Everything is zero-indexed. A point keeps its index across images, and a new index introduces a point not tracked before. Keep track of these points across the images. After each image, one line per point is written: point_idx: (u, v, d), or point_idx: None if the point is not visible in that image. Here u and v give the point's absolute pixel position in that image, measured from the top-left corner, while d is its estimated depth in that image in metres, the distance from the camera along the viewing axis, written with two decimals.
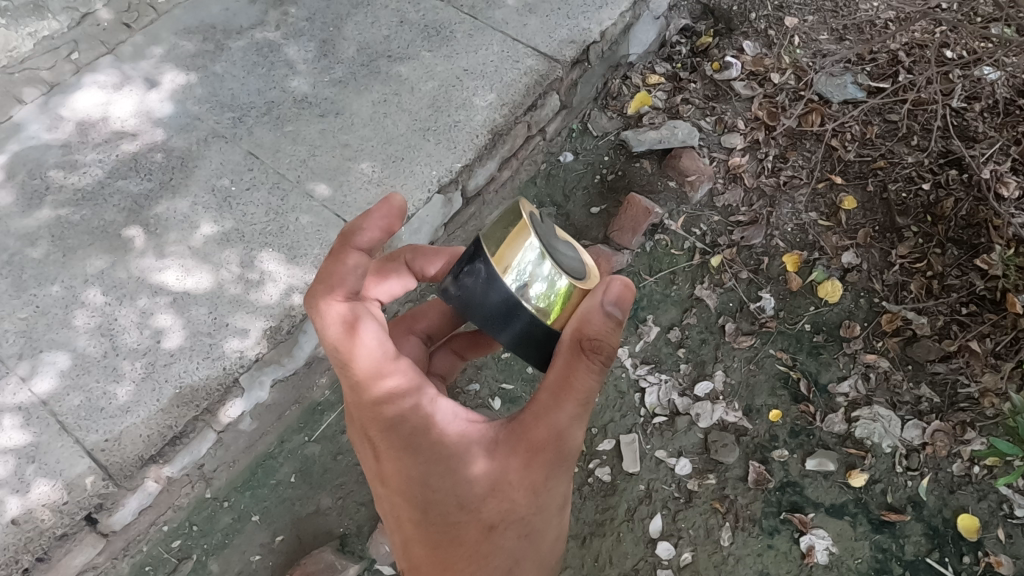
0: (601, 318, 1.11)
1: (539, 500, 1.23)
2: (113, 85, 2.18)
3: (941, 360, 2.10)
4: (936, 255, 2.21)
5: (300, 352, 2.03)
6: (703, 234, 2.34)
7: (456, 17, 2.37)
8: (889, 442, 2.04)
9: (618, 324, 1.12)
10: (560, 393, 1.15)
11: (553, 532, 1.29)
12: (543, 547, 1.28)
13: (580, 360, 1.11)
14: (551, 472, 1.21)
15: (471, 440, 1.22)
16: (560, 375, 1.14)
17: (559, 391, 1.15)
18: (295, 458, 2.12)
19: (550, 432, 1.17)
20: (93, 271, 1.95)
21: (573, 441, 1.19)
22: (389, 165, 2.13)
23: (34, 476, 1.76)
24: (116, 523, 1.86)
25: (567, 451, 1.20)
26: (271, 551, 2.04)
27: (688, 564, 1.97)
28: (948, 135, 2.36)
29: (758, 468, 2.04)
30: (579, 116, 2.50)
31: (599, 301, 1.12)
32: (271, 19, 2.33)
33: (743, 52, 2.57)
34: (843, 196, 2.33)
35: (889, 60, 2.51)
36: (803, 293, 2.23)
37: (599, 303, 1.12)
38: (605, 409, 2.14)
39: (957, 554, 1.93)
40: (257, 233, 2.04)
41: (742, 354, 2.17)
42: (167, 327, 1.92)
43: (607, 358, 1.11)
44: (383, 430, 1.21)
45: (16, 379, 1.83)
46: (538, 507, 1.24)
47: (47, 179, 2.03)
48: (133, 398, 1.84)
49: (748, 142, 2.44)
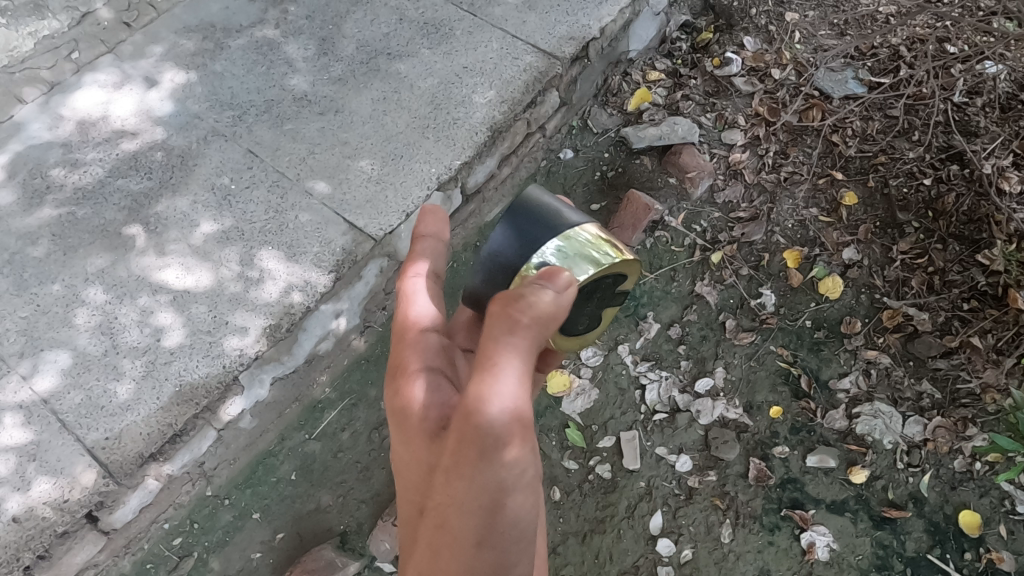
0: (529, 290, 1.08)
1: (451, 515, 1.00)
2: (113, 84, 2.18)
3: (942, 356, 2.09)
4: (937, 250, 2.20)
5: (300, 351, 2.04)
6: (704, 230, 2.33)
7: (456, 14, 2.37)
8: (889, 438, 2.03)
9: (550, 298, 1.09)
10: (479, 368, 1.01)
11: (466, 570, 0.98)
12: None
13: (501, 321, 1.04)
14: (466, 476, 0.99)
15: (415, 419, 1.12)
16: (486, 341, 1.04)
17: (481, 365, 1.01)
18: (296, 456, 2.12)
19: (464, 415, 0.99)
20: (95, 270, 1.95)
21: (492, 437, 0.98)
22: (389, 163, 2.13)
23: (36, 474, 1.76)
24: (117, 521, 1.87)
25: (487, 451, 0.98)
26: (272, 549, 2.04)
27: (688, 561, 1.97)
28: (949, 129, 2.35)
29: (759, 465, 2.03)
30: (579, 113, 2.49)
31: (535, 281, 1.12)
32: (271, 17, 2.33)
33: (744, 47, 2.56)
34: (844, 191, 2.32)
35: (890, 55, 2.50)
36: (803, 289, 2.23)
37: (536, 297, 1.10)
38: (605, 406, 2.14)
39: (959, 550, 1.92)
40: (257, 231, 2.04)
41: (742, 351, 2.17)
42: (168, 325, 1.92)
43: (523, 322, 1.03)
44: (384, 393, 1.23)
45: (17, 378, 1.84)
46: (451, 527, 1.00)
47: (48, 178, 2.04)
48: (133, 397, 1.84)
49: (749, 138, 2.43)
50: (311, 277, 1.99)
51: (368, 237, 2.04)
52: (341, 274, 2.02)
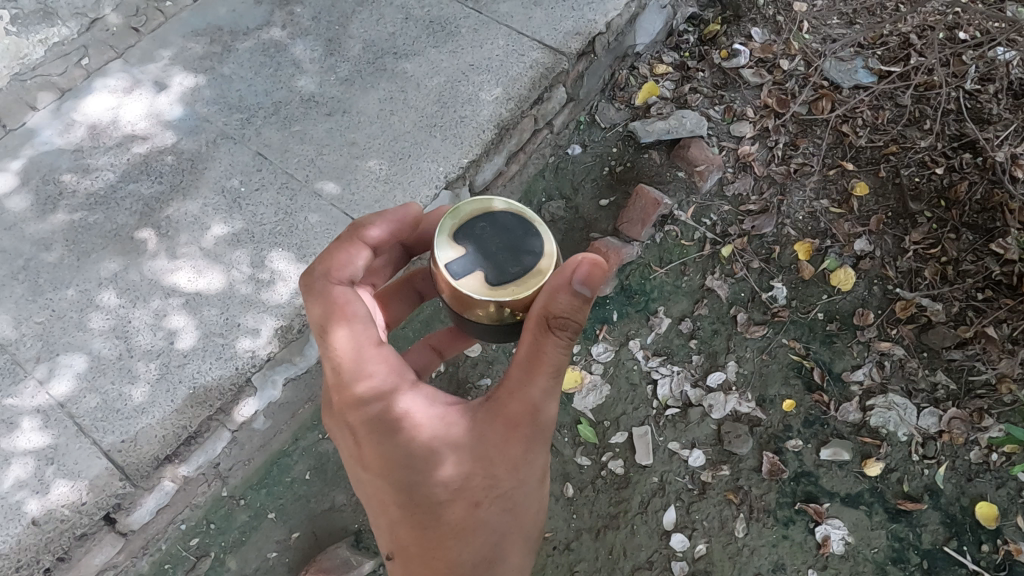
0: (568, 296, 1.06)
1: (524, 470, 1.22)
2: (123, 89, 2.20)
3: (957, 347, 2.07)
4: (950, 240, 2.18)
5: (312, 352, 2.03)
6: (714, 224, 2.31)
7: (461, 12, 2.37)
8: (904, 430, 2.02)
9: (586, 301, 1.07)
10: (532, 369, 1.13)
11: (536, 507, 1.29)
12: (532, 513, 1.28)
13: (548, 336, 1.08)
14: (532, 446, 1.20)
15: (513, 421, 1.18)
16: (530, 348, 1.11)
17: (530, 364, 1.13)
18: (310, 455, 2.13)
19: (525, 407, 1.16)
20: (107, 274, 1.97)
21: (550, 412, 1.18)
22: (397, 162, 2.14)
23: (54, 477, 1.79)
24: (134, 522, 1.88)
25: (544, 423, 1.19)
26: (288, 548, 2.06)
27: (702, 556, 1.97)
28: (961, 117, 2.33)
29: (773, 459, 2.03)
30: (587, 108, 2.47)
31: (568, 278, 1.06)
32: (278, 19, 2.33)
33: (752, 38, 2.54)
34: (854, 182, 2.30)
35: (900, 43, 2.47)
36: (815, 281, 2.21)
37: (567, 281, 1.06)
38: (617, 402, 2.13)
39: (976, 542, 1.91)
40: (267, 233, 2.05)
41: (754, 345, 2.16)
42: (180, 328, 1.94)
43: (573, 331, 1.09)
44: (369, 429, 1.19)
45: (34, 383, 1.86)
46: (521, 478, 1.22)
47: (60, 184, 2.06)
48: (148, 400, 1.86)
49: (758, 130, 2.41)
50: None
51: None
52: None
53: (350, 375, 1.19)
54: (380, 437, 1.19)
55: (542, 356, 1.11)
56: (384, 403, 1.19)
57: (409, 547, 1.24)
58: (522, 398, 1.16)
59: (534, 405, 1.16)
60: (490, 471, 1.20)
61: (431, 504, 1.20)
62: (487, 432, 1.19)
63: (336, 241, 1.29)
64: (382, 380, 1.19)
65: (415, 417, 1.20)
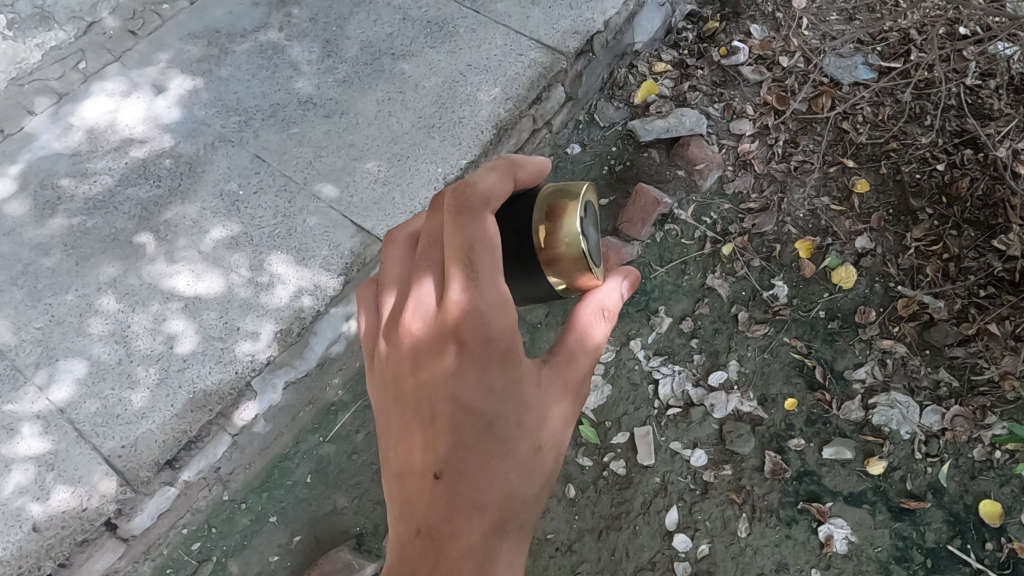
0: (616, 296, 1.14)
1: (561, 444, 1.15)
2: (121, 92, 2.19)
3: (959, 344, 2.05)
4: (952, 237, 2.17)
5: (312, 354, 2.00)
6: (714, 222, 2.30)
7: (459, 11, 2.36)
8: (907, 428, 2.01)
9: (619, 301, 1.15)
10: (587, 339, 1.10)
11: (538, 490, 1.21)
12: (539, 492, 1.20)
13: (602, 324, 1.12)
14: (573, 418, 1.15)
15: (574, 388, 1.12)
16: (584, 326, 1.11)
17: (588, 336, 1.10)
18: (311, 459, 2.12)
19: (581, 376, 1.12)
20: (106, 279, 1.97)
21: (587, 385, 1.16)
22: (395, 164, 2.13)
23: (55, 483, 1.79)
24: (136, 528, 1.86)
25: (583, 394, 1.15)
26: (290, 551, 2.05)
27: (705, 556, 1.96)
28: (962, 113, 2.31)
29: (775, 458, 2.02)
30: (586, 107, 2.45)
31: (618, 283, 1.15)
32: (275, 21, 2.32)
33: (751, 35, 2.53)
34: (855, 179, 2.29)
35: (900, 39, 2.45)
36: (816, 279, 2.19)
37: (618, 287, 1.15)
38: (618, 402, 2.13)
39: (980, 540, 1.90)
40: (266, 236, 2.05)
41: (756, 343, 2.15)
42: (180, 332, 1.94)
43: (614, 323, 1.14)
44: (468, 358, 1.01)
45: (34, 389, 1.86)
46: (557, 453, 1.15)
47: (59, 189, 2.05)
48: (148, 404, 1.86)
49: (758, 127, 2.39)
50: (321, 281, 2.01)
51: (376, 239, 2.05)
52: (350, 277, 2.02)
53: (466, 290, 0.98)
54: (473, 367, 1.01)
55: (592, 332, 1.11)
56: (503, 341, 1.01)
57: (455, 497, 1.08)
58: (578, 366, 1.11)
59: (582, 375, 1.13)
60: (545, 436, 1.10)
61: (490, 462, 1.08)
62: (555, 392, 1.09)
63: (485, 168, 1.06)
64: (508, 316, 1.00)
65: (514, 355, 1.02)
